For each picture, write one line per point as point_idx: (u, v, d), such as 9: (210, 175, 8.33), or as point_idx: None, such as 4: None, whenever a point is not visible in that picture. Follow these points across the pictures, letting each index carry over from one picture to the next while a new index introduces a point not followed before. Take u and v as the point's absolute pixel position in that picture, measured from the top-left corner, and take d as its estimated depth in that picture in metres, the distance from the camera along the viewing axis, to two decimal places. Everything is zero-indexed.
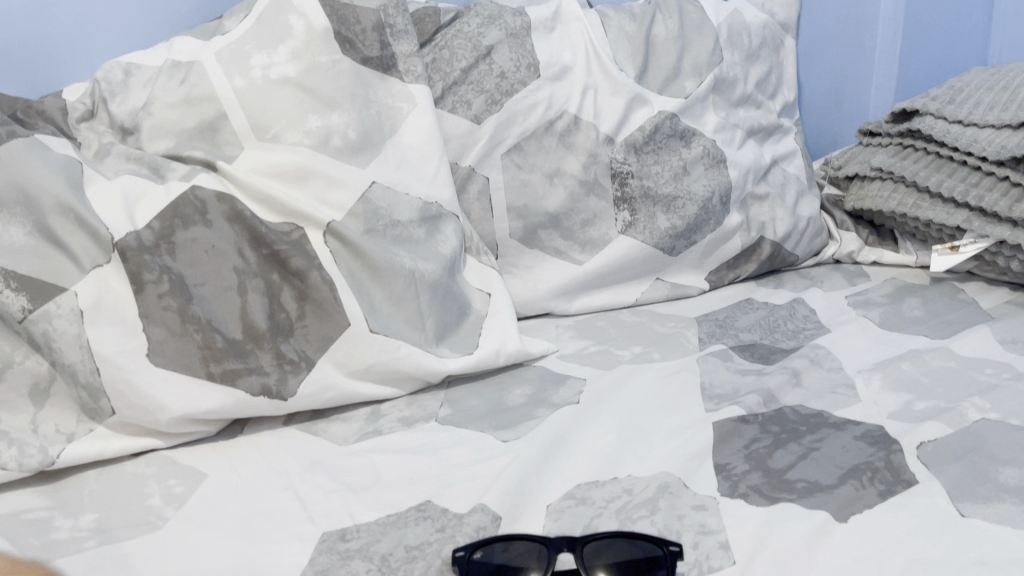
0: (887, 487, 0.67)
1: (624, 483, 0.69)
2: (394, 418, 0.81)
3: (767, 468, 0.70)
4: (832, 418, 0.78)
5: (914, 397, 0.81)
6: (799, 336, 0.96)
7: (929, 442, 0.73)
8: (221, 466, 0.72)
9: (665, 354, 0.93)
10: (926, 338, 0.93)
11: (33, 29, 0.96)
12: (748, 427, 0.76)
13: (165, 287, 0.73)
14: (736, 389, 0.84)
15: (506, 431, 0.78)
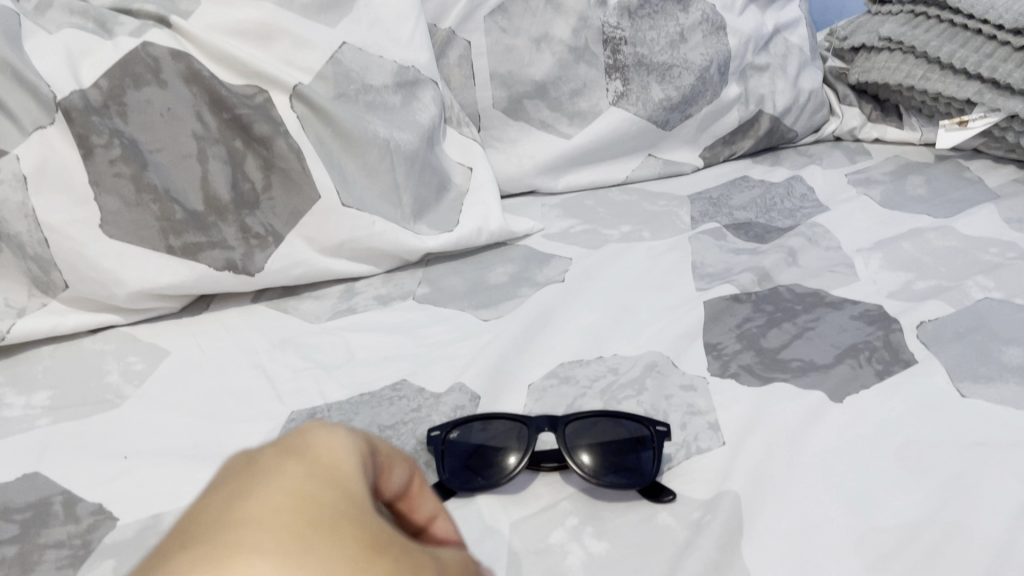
0: (885, 367, 0.64)
1: (610, 362, 0.66)
2: (369, 296, 0.77)
3: (760, 347, 0.67)
4: (828, 297, 0.74)
5: (915, 276, 0.77)
6: (796, 214, 0.92)
7: (930, 321, 0.69)
8: (185, 343, 0.69)
9: (655, 232, 0.88)
10: (929, 217, 0.89)
11: None
12: (740, 307, 0.73)
13: (117, 152, 0.67)
14: (728, 267, 0.80)
15: (488, 310, 0.74)
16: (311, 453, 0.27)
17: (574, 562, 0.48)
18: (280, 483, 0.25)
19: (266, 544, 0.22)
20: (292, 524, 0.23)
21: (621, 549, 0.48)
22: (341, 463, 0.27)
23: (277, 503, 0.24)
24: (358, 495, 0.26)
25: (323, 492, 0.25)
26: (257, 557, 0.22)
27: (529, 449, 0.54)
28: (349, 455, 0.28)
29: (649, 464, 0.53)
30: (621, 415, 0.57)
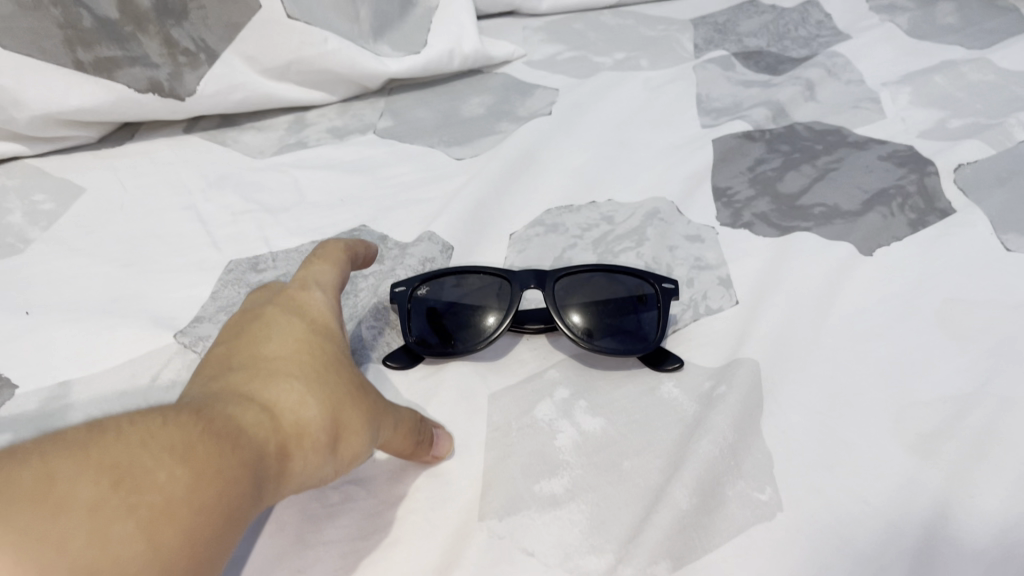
0: (919, 217, 0.55)
1: (604, 209, 0.57)
2: (322, 129, 0.66)
3: (776, 193, 0.58)
4: (851, 137, 0.65)
5: (948, 114, 0.68)
6: (812, 44, 0.80)
7: (968, 165, 0.60)
8: (103, 180, 0.58)
9: (654, 60, 0.77)
10: (962, 49, 0.78)
11: None
12: (753, 147, 0.63)
13: None
14: (737, 102, 0.70)
15: (461, 147, 0.64)
16: (304, 308, 0.39)
17: (564, 443, 0.40)
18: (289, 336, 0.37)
19: (295, 373, 0.34)
20: (304, 370, 0.35)
21: (619, 428, 0.41)
22: (326, 326, 0.39)
23: (296, 348, 0.36)
24: (336, 336, 0.39)
25: (317, 342, 0.37)
26: (293, 380, 0.34)
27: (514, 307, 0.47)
28: (328, 310, 0.40)
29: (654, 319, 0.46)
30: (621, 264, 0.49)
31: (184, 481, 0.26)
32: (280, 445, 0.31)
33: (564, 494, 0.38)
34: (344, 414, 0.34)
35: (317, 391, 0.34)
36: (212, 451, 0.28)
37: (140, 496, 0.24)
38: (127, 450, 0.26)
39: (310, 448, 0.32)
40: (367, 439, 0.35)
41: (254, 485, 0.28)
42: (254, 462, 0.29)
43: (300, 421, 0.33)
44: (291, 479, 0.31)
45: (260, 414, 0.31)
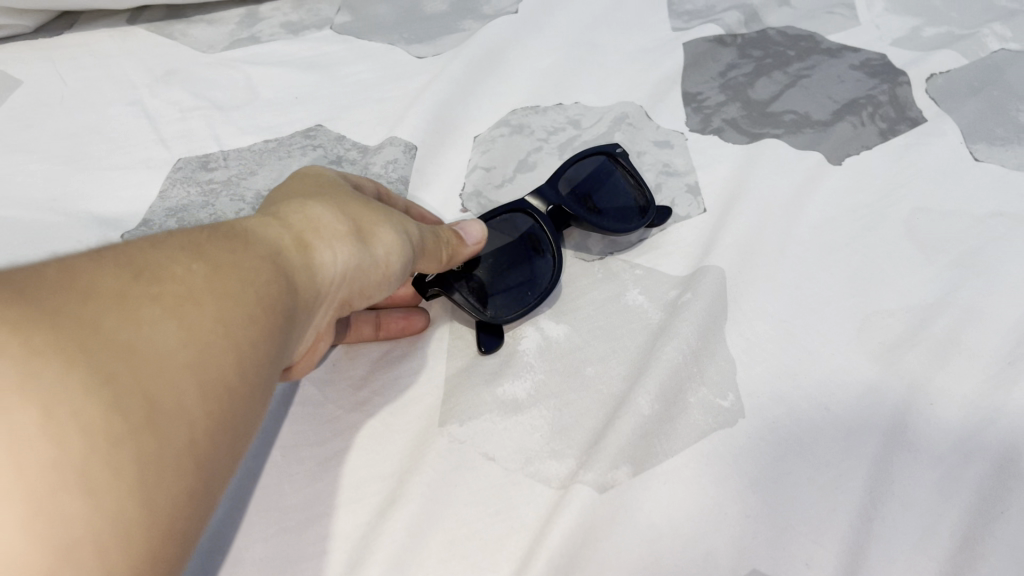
0: (889, 127, 0.54)
1: (571, 112, 0.55)
2: (277, 24, 0.62)
3: (747, 100, 0.56)
4: (825, 44, 0.63)
5: (922, 22, 0.66)
6: None
7: (940, 75, 0.59)
8: (40, 73, 0.55)
9: None
10: None
11: None
12: (724, 52, 0.61)
13: None
14: (710, 4, 0.67)
15: (423, 47, 0.61)
16: (308, 171, 0.40)
17: (528, 348, 0.40)
18: (297, 185, 0.38)
19: (306, 199, 0.35)
20: (313, 197, 0.36)
21: (583, 333, 0.41)
22: (333, 175, 0.40)
23: (304, 188, 0.37)
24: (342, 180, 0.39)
25: (325, 184, 0.38)
26: (306, 202, 0.35)
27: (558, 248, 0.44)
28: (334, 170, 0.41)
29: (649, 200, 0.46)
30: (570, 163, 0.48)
31: (202, 271, 0.27)
32: (296, 240, 0.32)
33: (527, 398, 0.37)
34: (357, 211, 0.35)
35: (327, 205, 0.35)
36: (221, 250, 0.29)
37: (164, 285, 0.26)
38: (144, 249, 0.27)
39: (333, 240, 0.34)
40: (391, 231, 0.36)
41: (276, 275, 0.30)
42: (270, 250, 0.31)
43: (318, 220, 0.34)
44: (320, 267, 0.33)
45: (275, 225, 0.33)
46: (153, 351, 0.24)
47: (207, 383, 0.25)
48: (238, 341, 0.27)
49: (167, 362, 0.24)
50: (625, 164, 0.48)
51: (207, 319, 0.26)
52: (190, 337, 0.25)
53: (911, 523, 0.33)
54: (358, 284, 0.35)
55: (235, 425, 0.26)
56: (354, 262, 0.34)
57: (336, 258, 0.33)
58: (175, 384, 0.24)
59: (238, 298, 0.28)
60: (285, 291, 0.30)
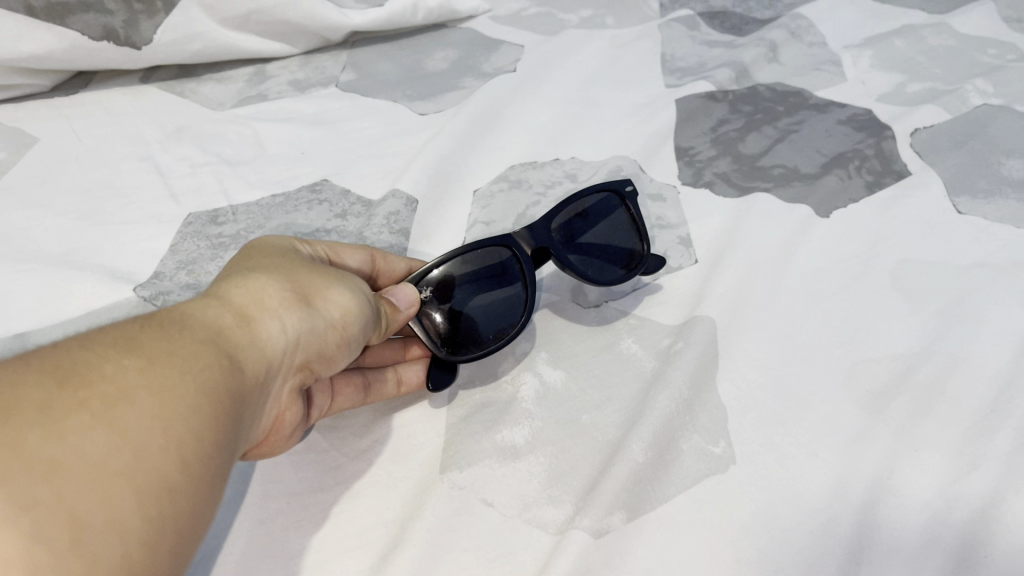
0: (875, 180, 0.56)
1: (567, 166, 0.57)
2: (284, 81, 0.65)
3: (738, 153, 0.58)
4: (813, 99, 0.65)
5: (907, 78, 0.69)
6: (778, 6, 0.80)
7: (924, 129, 0.61)
8: (56, 130, 0.57)
9: (619, 19, 0.76)
10: (923, 13, 0.79)
11: None
12: (716, 107, 0.63)
13: None
14: (701, 61, 0.70)
15: (425, 103, 0.63)
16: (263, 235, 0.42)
17: (527, 393, 0.41)
18: (247, 253, 0.40)
19: (253, 268, 0.38)
20: (259, 266, 0.38)
21: (579, 381, 0.42)
22: (290, 237, 0.43)
23: (253, 256, 0.39)
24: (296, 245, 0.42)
25: (273, 251, 0.40)
26: (252, 272, 0.37)
27: (533, 286, 0.45)
28: (290, 232, 0.43)
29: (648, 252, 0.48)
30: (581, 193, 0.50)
31: (133, 368, 0.29)
32: (238, 315, 0.35)
33: (524, 445, 0.39)
34: (306, 280, 0.38)
35: (272, 274, 0.37)
36: (157, 343, 0.31)
37: (93, 390, 0.28)
38: (76, 355, 0.29)
39: (279, 309, 0.36)
40: (340, 295, 0.38)
41: (217, 360, 0.32)
42: (212, 330, 0.33)
43: (261, 289, 0.36)
44: (266, 336, 0.35)
45: (217, 301, 0.35)
46: (79, 461, 0.26)
47: (142, 485, 0.26)
48: (178, 430, 0.28)
49: (96, 469, 0.26)
50: (630, 204, 0.50)
51: (141, 417, 0.28)
52: (119, 439, 0.27)
53: (898, 567, 0.34)
54: (314, 347, 0.37)
55: (181, 518, 0.28)
56: (304, 327, 0.36)
57: (284, 326, 0.36)
58: (106, 491, 0.26)
59: (174, 390, 0.29)
60: (231, 371, 0.32)
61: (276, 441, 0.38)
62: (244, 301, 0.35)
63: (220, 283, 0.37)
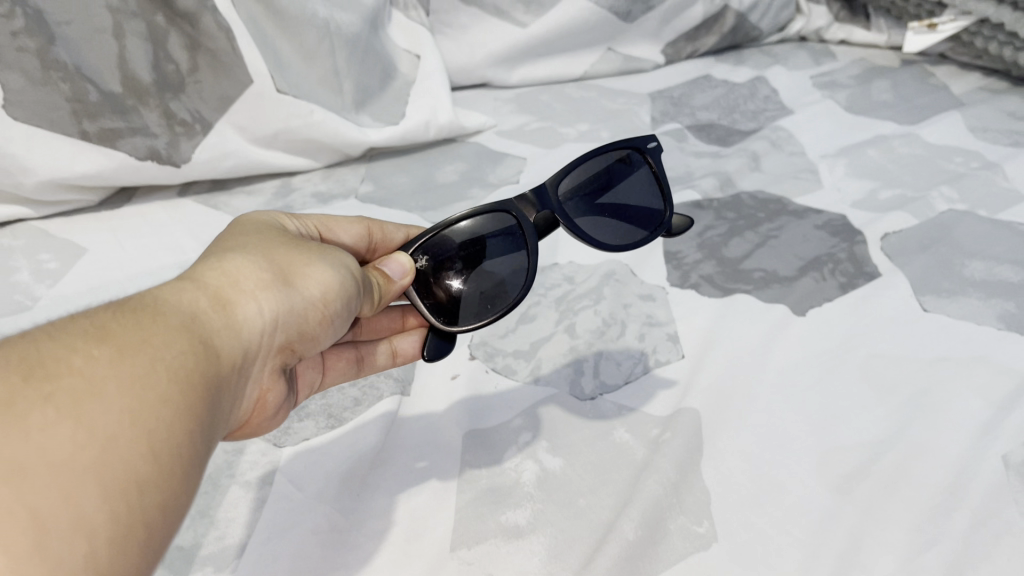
0: (849, 280, 0.61)
1: (566, 270, 0.63)
2: (308, 193, 0.71)
3: (722, 257, 0.64)
4: (792, 205, 0.71)
5: (878, 185, 0.75)
6: (760, 118, 0.87)
7: (894, 233, 0.67)
8: (102, 240, 0.63)
9: (614, 132, 0.83)
10: (895, 123, 0.86)
11: None
12: (702, 214, 0.69)
13: (19, 24, 0.58)
14: (689, 171, 0.76)
15: (436, 211, 0.69)
16: (234, 220, 0.45)
17: (528, 478, 0.46)
18: (214, 244, 0.42)
19: (222, 254, 0.40)
20: (226, 255, 0.40)
21: (576, 468, 0.46)
22: (265, 221, 0.46)
23: (220, 246, 0.41)
24: (266, 230, 0.44)
25: (241, 238, 0.42)
26: (221, 260, 0.39)
27: (539, 249, 0.54)
28: (261, 215, 0.47)
29: (669, 213, 0.59)
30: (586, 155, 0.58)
31: (99, 359, 0.30)
32: (215, 298, 0.37)
33: (526, 524, 0.43)
34: (277, 259, 0.41)
35: (241, 259, 0.40)
36: (129, 333, 0.32)
37: (59, 384, 0.28)
38: (41, 348, 0.29)
39: (250, 292, 0.38)
40: (309, 275, 0.42)
41: (191, 348, 0.33)
42: (187, 315, 0.35)
43: (238, 274, 0.39)
44: (242, 316, 0.37)
45: (189, 287, 0.36)
46: (43, 457, 0.26)
47: (108, 481, 0.26)
48: (148, 424, 0.29)
49: (62, 464, 0.26)
50: (649, 161, 0.60)
51: (110, 409, 0.28)
52: (85, 437, 0.27)
53: None
54: (291, 326, 0.41)
55: (151, 508, 0.28)
56: (279, 306, 0.39)
57: (261, 308, 0.39)
58: (72, 494, 0.25)
59: (145, 381, 0.30)
60: (208, 356, 0.34)
61: (261, 421, 0.43)
62: (222, 284, 0.38)
63: (187, 273, 0.38)
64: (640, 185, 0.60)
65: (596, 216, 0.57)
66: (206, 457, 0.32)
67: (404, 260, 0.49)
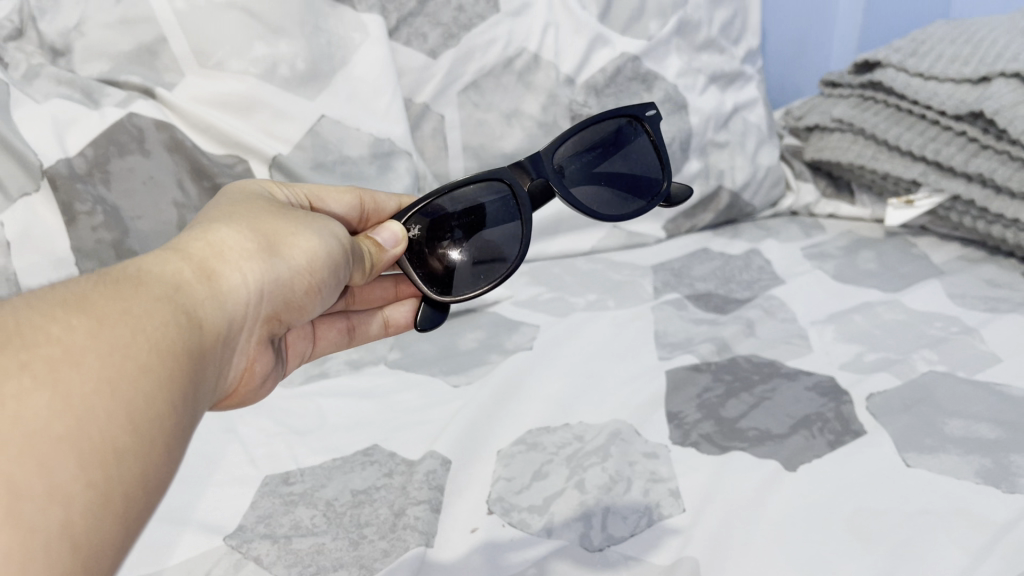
0: (836, 437, 0.67)
1: (576, 429, 0.68)
2: (342, 361, 0.79)
3: (719, 417, 0.69)
4: (784, 368, 0.77)
5: (865, 348, 0.81)
6: (754, 286, 0.95)
7: (879, 393, 0.72)
8: None
9: (619, 301, 0.91)
10: (879, 291, 0.93)
11: None
12: (700, 376, 0.76)
13: (99, 219, 0.72)
14: (689, 337, 0.83)
15: (457, 376, 0.76)
16: (226, 198, 0.52)
17: None
18: (200, 221, 0.47)
19: (206, 229, 0.45)
20: (206, 233, 0.44)
21: None
22: (255, 195, 0.54)
23: (204, 225, 0.45)
24: (252, 206, 0.50)
25: (226, 215, 0.48)
26: (204, 235, 0.44)
27: (532, 219, 0.63)
28: (249, 191, 0.54)
29: (664, 182, 0.73)
30: (575, 126, 0.69)
31: (78, 327, 0.32)
32: (198, 270, 0.41)
33: None
34: (262, 232, 0.47)
35: (222, 236, 0.44)
36: (109, 304, 0.35)
37: (38, 351, 0.31)
38: (22, 316, 0.32)
39: (231, 266, 0.43)
40: (292, 247, 0.48)
41: (172, 316, 0.37)
42: (174, 283, 0.39)
43: (220, 247, 0.44)
44: (228, 285, 0.42)
45: (174, 259, 0.41)
46: (20, 426, 0.28)
47: (85, 450, 0.29)
48: (126, 391, 0.32)
49: (39, 434, 0.28)
50: (644, 132, 0.73)
51: (87, 378, 0.31)
52: (61, 407, 0.29)
53: None
54: (277, 294, 0.46)
55: (132, 465, 0.31)
56: (264, 277, 0.45)
57: (245, 279, 0.44)
58: (48, 461, 0.28)
59: (124, 349, 0.33)
60: (195, 324, 0.38)
61: (251, 382, 0.50)
62: (204, 257, 0.42)
63: (173, 245, 0.42)
64: (635, 154, 0.72)
65: (591, 186, 0.70)
66: (188, 420, 0.35)
67: (394, 230, 0.59)
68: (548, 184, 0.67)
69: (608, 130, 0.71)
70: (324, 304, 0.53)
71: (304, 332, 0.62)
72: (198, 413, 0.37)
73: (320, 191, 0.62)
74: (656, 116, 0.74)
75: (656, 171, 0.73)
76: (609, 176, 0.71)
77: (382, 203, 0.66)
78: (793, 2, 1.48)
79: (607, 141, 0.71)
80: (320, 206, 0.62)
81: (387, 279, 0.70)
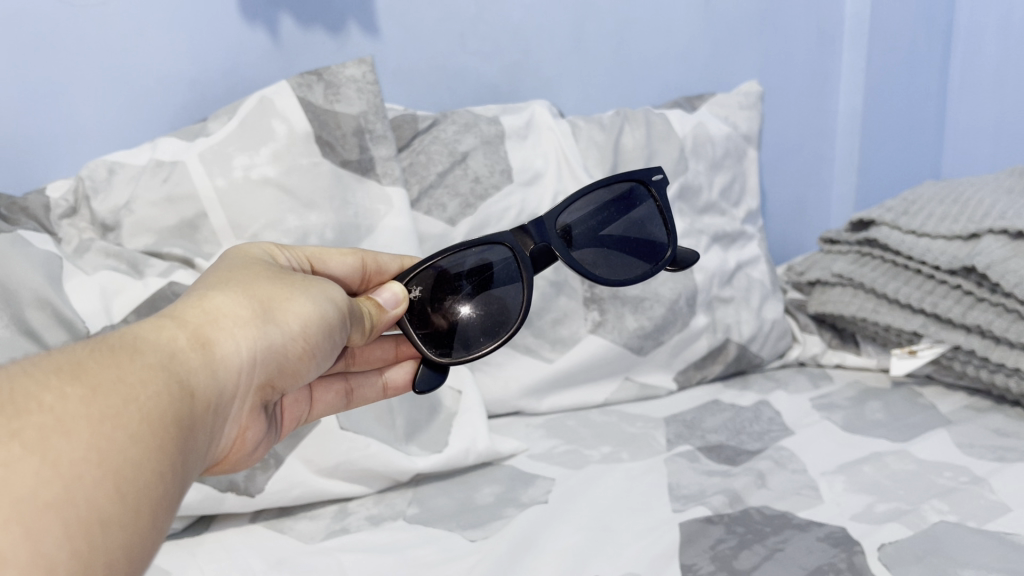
0: None
1: None
2: (362, 517, 0.82)
3: (733, 569, 0.70)
4: (796, 519, 0.79)
5: (875, 499, 0.82)
6: (764, 437, 0.97)
7: (890, 544, 0.73)
8: (185, 564, 0.73)
9: (633, 453, 0.93)
10: (888, 441, 0.95)
11: (50, 122, 0.96)
12: (714, 528, 0.77)
13: None
14: (702, 489, 0.85)
15: (474, 530, 0.78)
16: (226, 263, 0.56)
17: None
18: (199, 287, 0.51)
19: (202, 297, 0.49)
20: (201, 302, 0.48)
21: None
22: (258, 259, 0.59)
23: (200, 293, 0.50)
24: (251, 271, 0.55)
25: (224, 281, 0.52)
26: (201, 304, 0.48)
27: (533, 280, 0.70)
28: (247, 257, 0.59)
29: (667, 247, 0.81)
30: (582, 190, 0.78)
31: (72, 394, 0.36)
32: (193, 338, 0.45)
33: None
34: (258, 300, 0.52)
35: (216, 306, 0.48)
36: (103, 371, 0.38)
37: (34, 417, 0.34)
38: (22, 381, 0.35)
39: (222, 335, 0.47)
40: (288, 316, 0.53)
41: (165, 385, 0.40)
42: (171, 350, 0.43)
43: (217, 315, 0.48)
44: (222, 353, 0.47)
45: (171, 328, 0.44)
46: (11, 493, 0.31)
47: (70, 520, 0.32)
48: (112, 458, 0.35)
49: (27, 502, 0.31)
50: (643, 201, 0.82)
51: (76, 447, 0.34)
52: (50, 476, 0.32)
53: None
54: (271, 361, 0.51)
55: (112, 532, 0.33)
56: (259, 344, 0.49)
57: (239, 347, 0.48)
58: (34, 530, 0.31)
59: (114, 418, 0.36)
60: (188, 390, 0.42)
61: (241, 450, 0.54)
62: (200, 325, 0.46)
63: (170, 313, 0.46)
64: (634, 221, 0.80)
65: (592, 250, 0.76)
66: (175, 482, 0.38)
67: (396, 291, 0.66)
68: (550, 248, 0.73)
69: (609, 196, 0.79)
70: (318, 367, 0.57)
71: (301, 397, 0.68)
72: (186, 478, 0.40)
73: (323, 253, 0.68)
74: (662, 181, 0.84)
75: (659, 235, 0.82)
76: (613, 238, 0.78)
77: (384, 264, 0.72)
78: (787, 170, 1.59)
79: (605, 211, 0.78)
80: (322, 268, 0.68)
81: (388, 341, 0.75)
